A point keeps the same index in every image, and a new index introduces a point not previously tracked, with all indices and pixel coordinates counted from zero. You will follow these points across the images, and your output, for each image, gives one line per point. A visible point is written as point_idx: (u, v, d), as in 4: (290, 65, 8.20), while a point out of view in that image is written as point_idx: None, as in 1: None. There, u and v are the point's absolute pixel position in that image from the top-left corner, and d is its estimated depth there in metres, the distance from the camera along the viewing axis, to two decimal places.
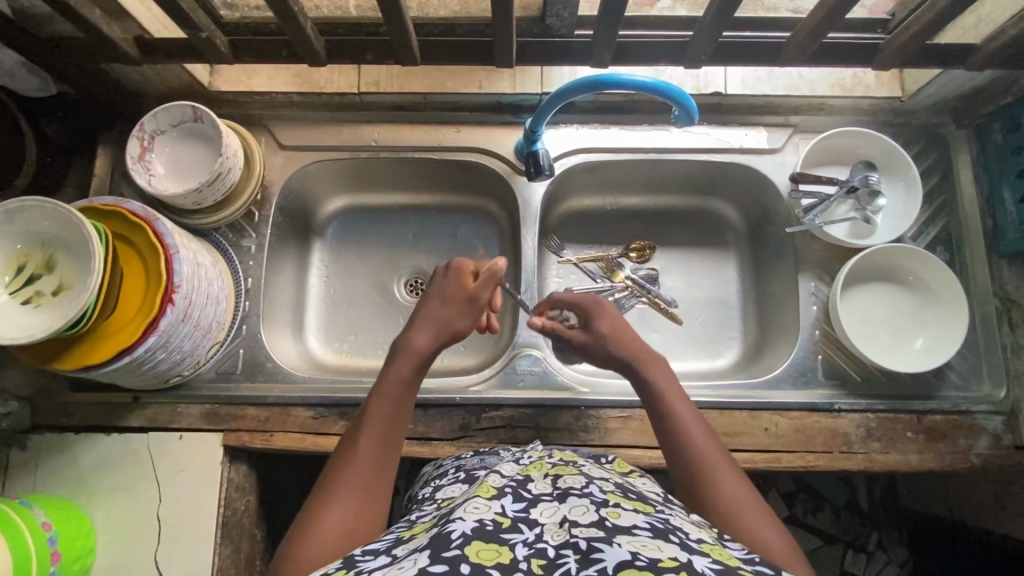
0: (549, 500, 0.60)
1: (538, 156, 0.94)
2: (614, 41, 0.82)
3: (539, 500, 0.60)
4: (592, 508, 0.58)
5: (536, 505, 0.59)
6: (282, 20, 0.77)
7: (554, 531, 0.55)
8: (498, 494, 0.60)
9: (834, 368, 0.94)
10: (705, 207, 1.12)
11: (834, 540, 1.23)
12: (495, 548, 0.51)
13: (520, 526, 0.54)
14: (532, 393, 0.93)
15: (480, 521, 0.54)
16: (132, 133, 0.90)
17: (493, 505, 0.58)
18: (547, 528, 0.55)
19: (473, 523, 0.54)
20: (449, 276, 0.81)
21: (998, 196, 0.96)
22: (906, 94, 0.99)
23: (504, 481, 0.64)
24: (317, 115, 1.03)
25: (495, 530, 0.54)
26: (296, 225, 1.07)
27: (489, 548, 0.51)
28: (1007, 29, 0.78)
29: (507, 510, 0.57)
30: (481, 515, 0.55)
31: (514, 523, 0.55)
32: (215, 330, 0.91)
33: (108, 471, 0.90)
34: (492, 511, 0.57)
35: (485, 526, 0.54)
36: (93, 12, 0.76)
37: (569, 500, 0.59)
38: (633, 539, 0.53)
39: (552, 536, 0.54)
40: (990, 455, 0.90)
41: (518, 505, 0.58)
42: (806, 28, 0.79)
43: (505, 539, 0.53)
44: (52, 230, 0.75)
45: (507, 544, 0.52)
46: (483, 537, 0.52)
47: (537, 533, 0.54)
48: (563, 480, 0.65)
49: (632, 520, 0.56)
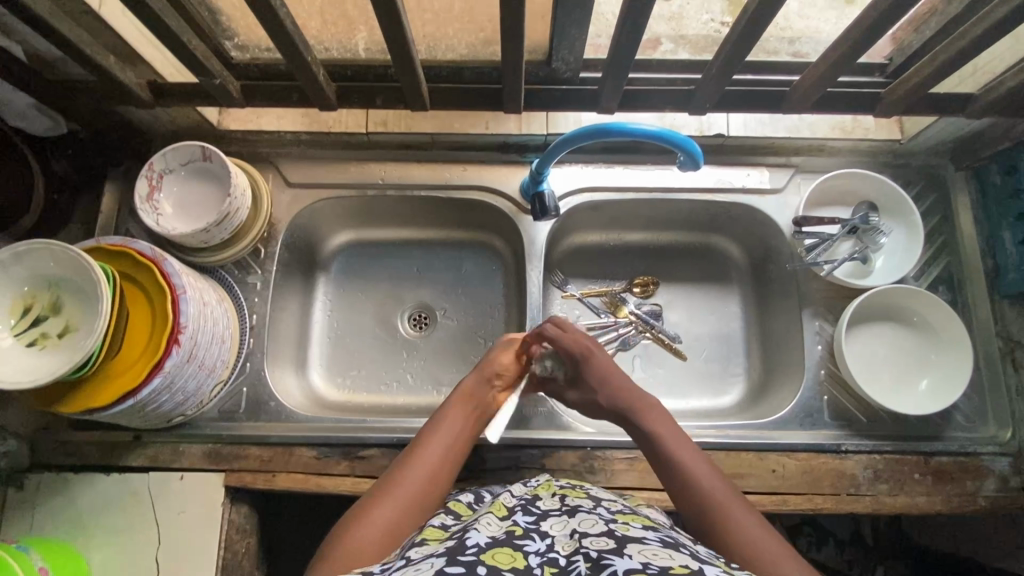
0: (558, 515, 0.61)
1: (543, 197, 0.96)
2: (622, 89, 0.85)
3: (547, 515, 0.61)
4: (601, 522, 0.58)
5: (546, 519, 0.60)
6: (296, 68, 0.78)
7: (564, 542, 0.55)
8: (510, 511, 0.61)
9: (840, 409, 0.94)
10: (708, 244, 1.13)
11: None
12: (510, 553, 0.52)
13: (533, 536, 0.55)
14: (539, 433, 0.92)
15: (494, 533, 0.55)
16: (142, 173, 0.91)
17: (506, 521, 0.58)
18: (558, 540, 0.55)
19: (487, 536, 0.54)
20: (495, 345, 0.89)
21: (998, 238, 0.97)
22: (905, 136, 1.00)
23: (516, 500, 0.65)
24: (325, 153, 1.04)
25: (508, 537, 0.55)
26: (300, 261, 1.07)
27: (505, 555, 0.51)
28: (1006, 81, 0.80)
29: (518, 522, 0.59)
30: (495, 529, 0.56)
31: (527, 532, 0.56)
32: (220, 368, 0.91)
33: (108, 512, 0.89)
34: (506, 525, 0.57)
35: (498, 535, 0.55)
36: (110, 59, 0.77)
37: (578, 515, 0.59)
38: (644, 549, 0.52)
39: (562, 547, 0.53)
40: (997, 498, 0.89)
41: (529, 518, 0.59)
42: (809, 77, 0.81)
43: (519, 546, 0.53)
44: (60, 273, 0.75)
45: (521, 551, 0.52)
46: (496, 546, 0.53)
47: (548, 543, 0.54)
48: (572, 498, 0.65)
49: (641, 534, 0.56)
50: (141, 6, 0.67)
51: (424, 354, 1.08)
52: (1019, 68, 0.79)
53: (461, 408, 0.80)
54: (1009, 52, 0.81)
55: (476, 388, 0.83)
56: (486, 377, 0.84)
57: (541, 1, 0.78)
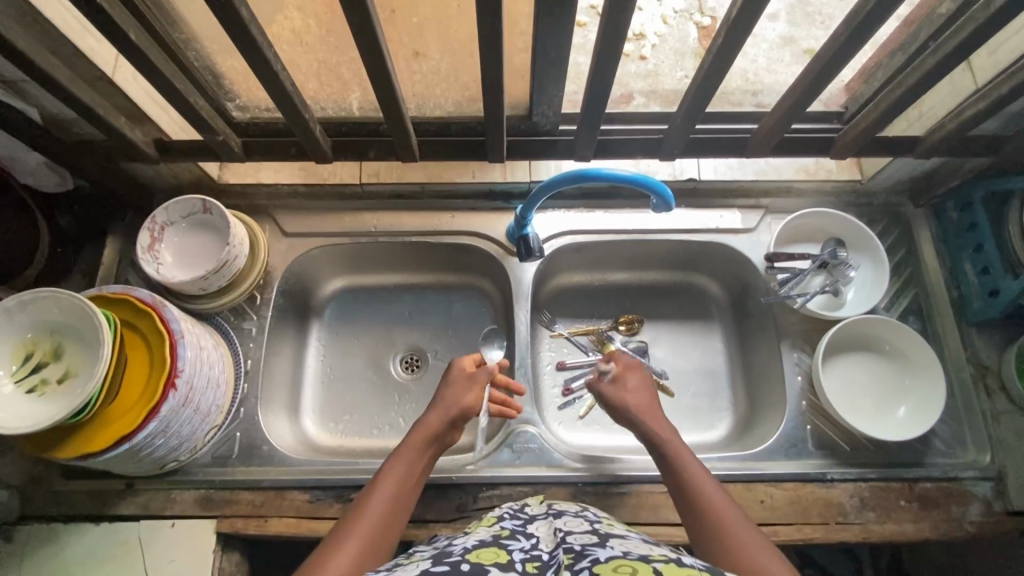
0: (544, 518, 0.66)
1: (529, 240, 1.01)
2: (596, 139, 0.91)
3: (534, 519, 0.66)
4: (586, 523, 0.63)
5: (533, 521, 0.65)
6: (295, 125, 0.84)
7: (547, 540, 0.59)
8: (497, 519, 0.67)
9: (823, 438, 0.96)
10: (688, 282, 1.17)
11: None
12: (494, 551, 0.55)
13: (518, 536, 0.59)
14: (530, 470, 0.93)
15: (481, 537, 0.60)
16: (143, 225, 0.95)
17: (493, 527, 0.63)
18: (543, 538, 0.59)
19: (474, 540, 0.59)
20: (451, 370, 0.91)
21: (960, 268, 1.02)
22: (865, 178, 1.08)
23: (503, 511, 0.71)
24: (320, 203, 1.09)
25: (495, 539, 0.59)
26: (295, 307, 1.10)
27: (488, 551, 0.55)
28: (946, 124, 0.86)
29: (506, 525, 0.64)
30: (483, 534, 0.61)
31: (513, 534, 0.60)
32: (214, 413, 0.92)
33: (98, 562, 0.88)
34: (493, 530, 0.62)
35: (486, 539, 0.59)
36: (120, 120, 0.82)
37: (565, 518, 0.65)
38: (624, 543, 0.57)
39: (546, 544, 0.58)
40: (983, 523, 0.91)
41: (516, 522, 0.65)
42: (768, 124, 0.88)
43: (503, 545, 0.57)
44: (63, 319, 0.78)
45: (503, 548, 0.56)
46: (481, 546, 0.57)
47: (533, 541, 0.58)
48: (558, 506, 0.71)
49: (623, 533, 0.62)
50: (151, 71, 0.73)
51: (415, 397, 1.10)
52: (956, 111, 0.85)
53: (418, 445, 0.80)
54: (947, 98, 0.89)
55: (434, 420, 0.82)
56: (444, 412, 0.83)
57: (521, 62, 0.86)
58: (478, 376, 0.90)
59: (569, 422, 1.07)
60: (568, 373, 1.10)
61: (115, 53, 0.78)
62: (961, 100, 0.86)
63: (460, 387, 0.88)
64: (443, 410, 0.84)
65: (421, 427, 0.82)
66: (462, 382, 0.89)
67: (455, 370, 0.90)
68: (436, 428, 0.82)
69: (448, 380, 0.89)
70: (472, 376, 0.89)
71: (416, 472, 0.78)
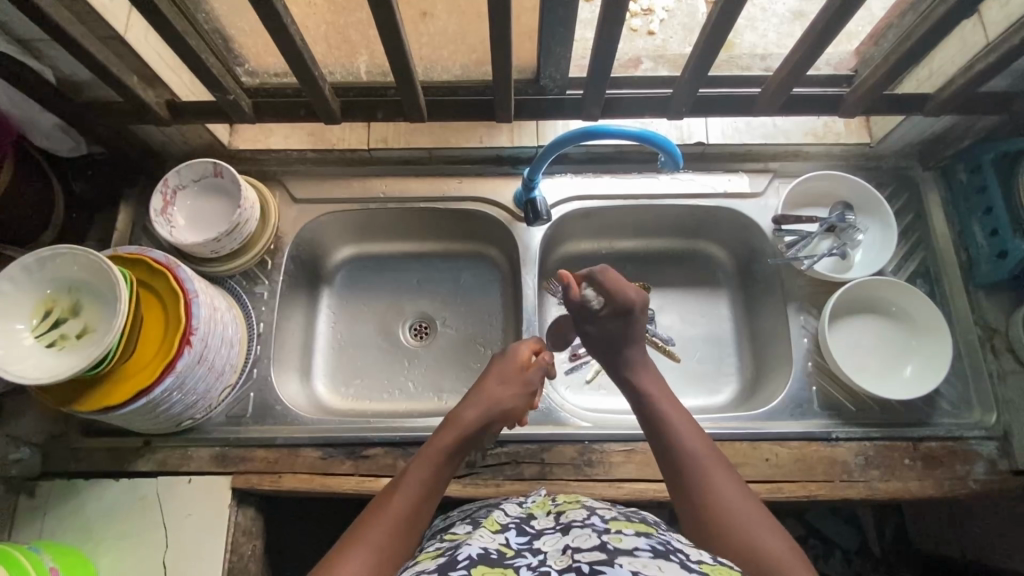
0: (552, 532, 0.63)
1: (536, 203, 1.02)
2: (603, 97, 0.91)
3: (542, 533, 0.64)
4: (594, 534, 0.60)
5: (540, 537, 0.63)
6: (305, 83, 0.85)
7: (557, 557, 0.57)
8: (503, 528, 0.66)
9: (829, 399, 0.97)
10: (695, 249, 1.17)
11: None
12: (498, 571, 0.55)
13: (524, 554, 0.59)
14: (539, 428, 0.95)
15: (486, 549, 0.59)
16: (156, 188, 0.96)
17: (498, 538, 0.62)
18: (551, 555, 0.58)
19: (479, 550, 0.59)
20: (507, 359, 0.88)
21: (969, 231, 1.02)
22: (874, 140, 1.07)
23: (509, 518, 0.69)
24: (328, 169, 1.10)
25: (500, 557, 0.58)
26: (306, 274, 1.12)
27: (494, 571, 0.56)
28: (957, 79, 0.86)
29: (511, 541, 0.62)
30: (487, 545, 0.60)
31: (519, 552, 0.59)
32: (228, 372, 0.94)
33: (118, 517, 0.91)
34: (497, 544, 0.61)
35: (491, 553, 0.59)
36: (132, 79, 0.83)
37: (572, 531, 0.62)
38: (635, 560, 0.55)
39: (555, 562, 0.56)
40: (988, 481, 0.92)
41: (522, 539, 0.63)
42: (773, 81, 0.89)
43: (509, 564, 0.57)
44: (81, 277, 0.80)
45: (510, 567, 0.56)
46: (488, 562, 0.57)
47: (541, 558, 0.58)
48: (566, 514, 0.67)
49: (634, 544, 0.58)
50: (162, 25, 0.74)
51: (425, 362, 1.11)
52: (967, 67, 0.85)
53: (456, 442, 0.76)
54: (959, 53, 0.88)
55: (472, 416, 0.79)
56: (482, 409, 0.80)
57: (528, 23, 0.86)
58: (529, 377, 0.87)
59: (576, 386, 1.09)
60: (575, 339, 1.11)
61: (126, 11, 0.79)
62: (970, 57, 0.86)
63: (509, 381, 0.84)
64: (488, 405, 0.81)
65: (462, 418, 0.78)
66: (515, 378, 0.85)
67: (509, 361, 0.87)
68: (472, 424, 0.78)
69: (501, 371, 0.86)
70: (525, 375, 0.87)
71: (449, 467, 0.74)
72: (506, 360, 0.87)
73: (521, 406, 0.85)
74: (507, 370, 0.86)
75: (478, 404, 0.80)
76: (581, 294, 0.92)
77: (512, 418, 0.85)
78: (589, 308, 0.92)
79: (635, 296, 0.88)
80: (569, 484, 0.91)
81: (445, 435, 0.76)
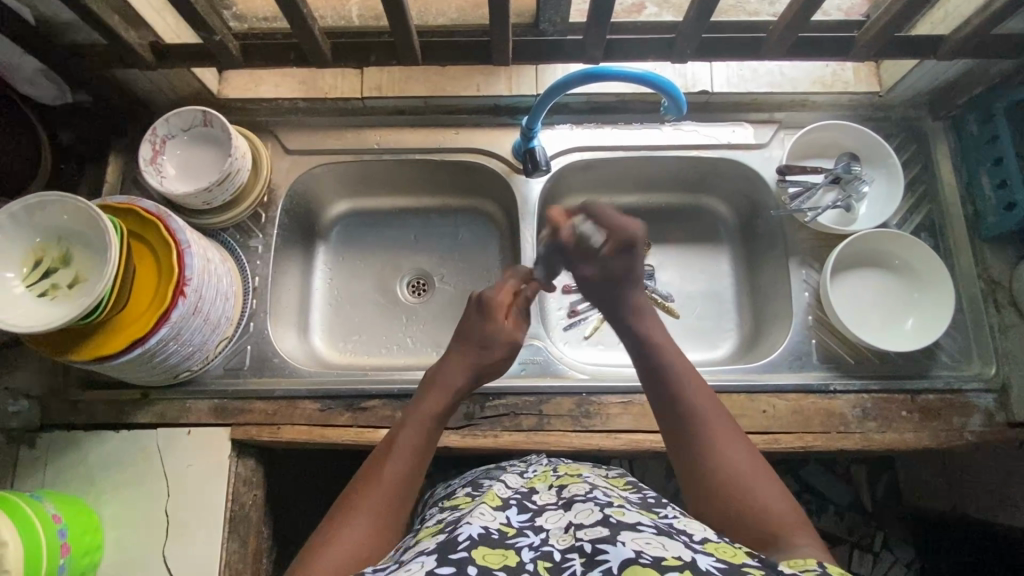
0: (554, 509, 0.64)
1: (535, 152, 0.99)
2: (605, 38, 0.87)
3: (543, 510, 0.64)
4: (597, 510, 0.60)
5: (542, 514, 0.63)
6: (293, 23, 0.81)
7: (559, 536, 0.58)
8: (503, 503, 0.65)
9: (829, 352, 0.97)
10: (697, 205, 1.15)
11: (839, 541, 1.23)
12: (501, 552, 0.55)
13: (526, 533, 0.59)
14: (537, 381, 0.95)
15: (486, 528, 0.59)
16: (145, 138, 0.94)
17: (499, 515, 0.62)
18: (553, 533, 0.59)
19: (479, 530, 0.58)
20: (484, 304, 0.86)
21: (976, 182, 1.00)
22: (883, 89, 1.04)
23: (509, 492, 0.69)
24: (321, 119, 1.07)
25: (501, 537, 0.58)
26: (301, 228, 1.10)
27: (496, 552, 0.55)
28: (973, 19, 0.83)
29: (511, 520, 0.62)
30: (487, 523, 0.60)
31: (520, 531, 0.60)
32: (224, 325, 0.94)
33: (118, 468, 0.91)
34: (498, 520, 0.61)
35: (491, 533, 0.59)
36: (114, 18, 0.80)
37: (575, 507, 0.62)
38: (638, 537, 0.55)
39: (557, 541, 0.57)
40: (984, 432, 0.92)
41: (522, 516, 0.63)
42: (781, 22, 0.85)
43: (512, 543, 0.57)
44: (71, 225, 0.78)
45: (512, 548, 0.56)
46: (489, 543, 0.57)
47: (543, 536, 0.59)
48: (568, 488, 0.68)
49: (637, 519, 0.59)
50: None
51: (423, 318, 1.11)
52: (985, 6, 0.82)
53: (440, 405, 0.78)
54: None
55: (453, 378, 0.81)
56: (464, 369, 0.82)
57: None
58: (509, 330, 0.86)
59: (575, 341, 1.08)
60: (574, 296, 1.10)
61: None
62: None
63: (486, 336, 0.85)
64: (469, 366, 0.83)
65: (448, 382, 0.80)
66: (499, 337, 0.85)
67: (488, 308, 0.86)
68: (455, 385, 0.80)
69: (471, 326, 0.86)
70: (502, 321, 0.86)
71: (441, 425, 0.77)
72: (483, 317, 0.86)
73: (499, 360, 0.86)
74: (486, 331, 0.85)
75: (459, 364, 0.82)
76: (572, 229, 0.89)
77: (488, 373, 0.85)
78: (591, 244, 0.88)
79: (635, 228, 0.85)
80: (567, 434, 0.92)
81: (430, 398, 0.78)
